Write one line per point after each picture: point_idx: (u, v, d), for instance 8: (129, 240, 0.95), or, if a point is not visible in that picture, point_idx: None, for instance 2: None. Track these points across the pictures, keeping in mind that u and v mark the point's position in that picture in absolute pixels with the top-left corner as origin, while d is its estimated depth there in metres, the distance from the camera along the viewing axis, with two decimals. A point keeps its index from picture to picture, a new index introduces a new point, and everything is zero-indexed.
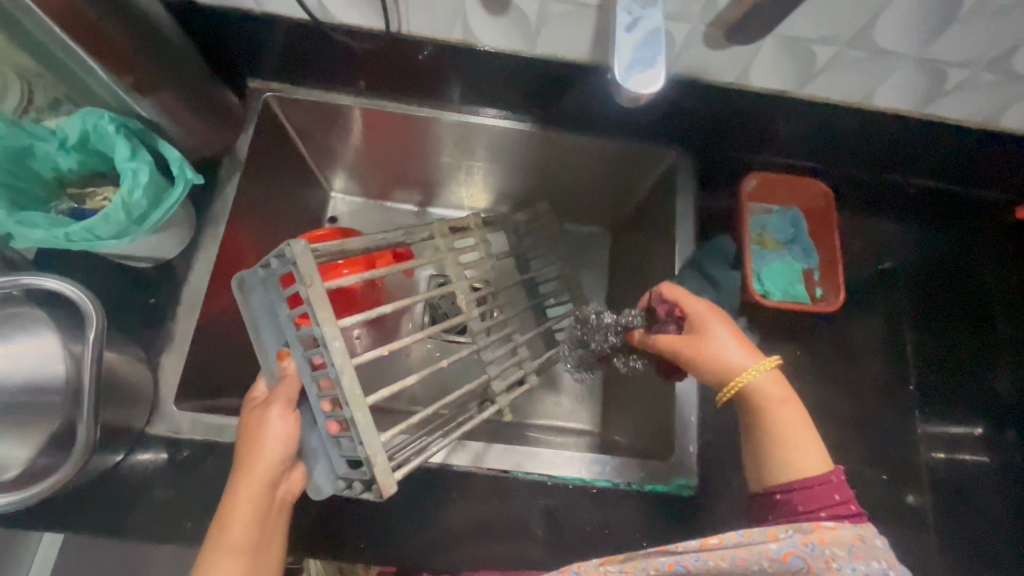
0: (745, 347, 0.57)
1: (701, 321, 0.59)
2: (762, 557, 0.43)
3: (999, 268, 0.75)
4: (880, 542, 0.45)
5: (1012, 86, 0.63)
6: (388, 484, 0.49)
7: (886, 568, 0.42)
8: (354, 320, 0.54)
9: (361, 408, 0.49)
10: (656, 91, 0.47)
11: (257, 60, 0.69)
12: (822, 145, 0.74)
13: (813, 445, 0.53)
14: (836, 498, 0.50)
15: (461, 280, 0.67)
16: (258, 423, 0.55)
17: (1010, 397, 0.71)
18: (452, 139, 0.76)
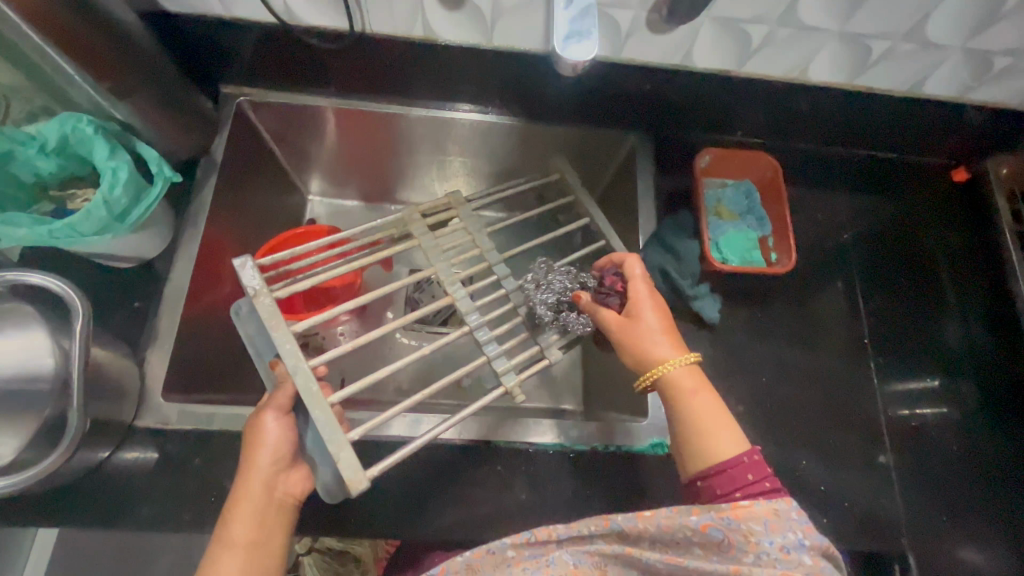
0: (668, 338, 0.63)
1: (634, 306, 0.65)
2: (683, 526, 0.48)
3: (942, 230, 0.88)
4: (795, 515, 0.48)
5: (927, 56, 0.71)
6: (355, 482, 0.51)
7: (800, 538, 0.47)
8: (307, 324, 0.59)
9: (320, 405, 0.54)
10: (592, 60, 0.49)
11: (231, 65, 0.77)
12: (771, 125, 0.85)
13: (727, 433, 0.58)
14: (750, 478, 0.54)
15: (440, 261, 0.69)
16: (256, 428, 0.57)
17: (959, 346, 0.81)
18: (423, 135, 0.87)
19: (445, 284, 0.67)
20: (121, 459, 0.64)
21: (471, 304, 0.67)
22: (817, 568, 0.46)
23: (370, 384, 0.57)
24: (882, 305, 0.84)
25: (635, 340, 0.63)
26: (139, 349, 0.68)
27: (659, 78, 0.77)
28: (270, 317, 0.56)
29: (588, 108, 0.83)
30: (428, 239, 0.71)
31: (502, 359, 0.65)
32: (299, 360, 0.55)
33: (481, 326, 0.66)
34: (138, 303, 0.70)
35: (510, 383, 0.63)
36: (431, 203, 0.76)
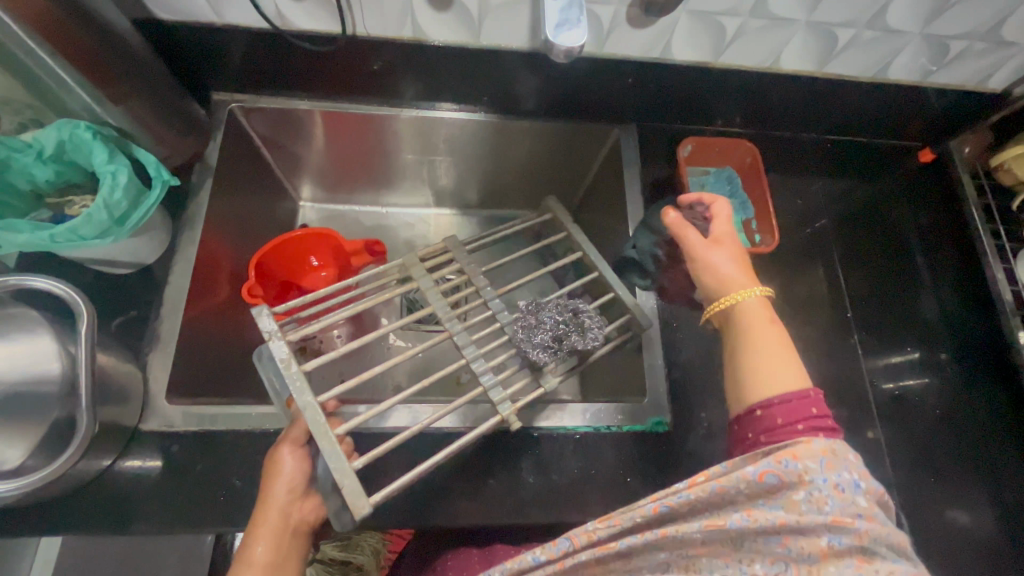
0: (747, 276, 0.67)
1: (720, 239, 0.70)
2: (740, 480, 0.46)
3: (914, 207, 0.91)
4: (853, 457, 0.49)
5: (888, 43, 0.76)
6: (358, 507, 0.53)
7: (855, 479, 0.46)
8: (317, 362, 0.62)
9: (326, 436, 0.56)
10: (582, 47, 0.53)
11: (222, 71, 0.78)
12: (746, 114, 0.89)
13: (792, 369, 0.59)
14: (813, 412, 0.56)
15: (436, 300, 0.69)
16: (274, 461, 0.58)
17: (935, 318, 0.84)
18: (410, 133, 0.89)
19: (440, 320, 0.67)
20: (126, 464, 0.63)
21: (467, 338, 0.67)
22: (870, 511, 0.45)
23: (374, 417, 0.59)
24: (861, 284, 0.88)
25: (715, 267, 0.67)
26: (139, 353, 0.68)
27: (641, 72, 0.81)
28: (284, 360, 0.59)
29: (573, 103, 0.86)
30: (426, 281, 0.71)
31: (497, 389, 0.64)
32: (308, 397, 0.58)
33: (477, 357, 0.65)
34: (137, 310, 0.70)
35: (505, 412, 0.62)
36: (429, 248, 0.77)
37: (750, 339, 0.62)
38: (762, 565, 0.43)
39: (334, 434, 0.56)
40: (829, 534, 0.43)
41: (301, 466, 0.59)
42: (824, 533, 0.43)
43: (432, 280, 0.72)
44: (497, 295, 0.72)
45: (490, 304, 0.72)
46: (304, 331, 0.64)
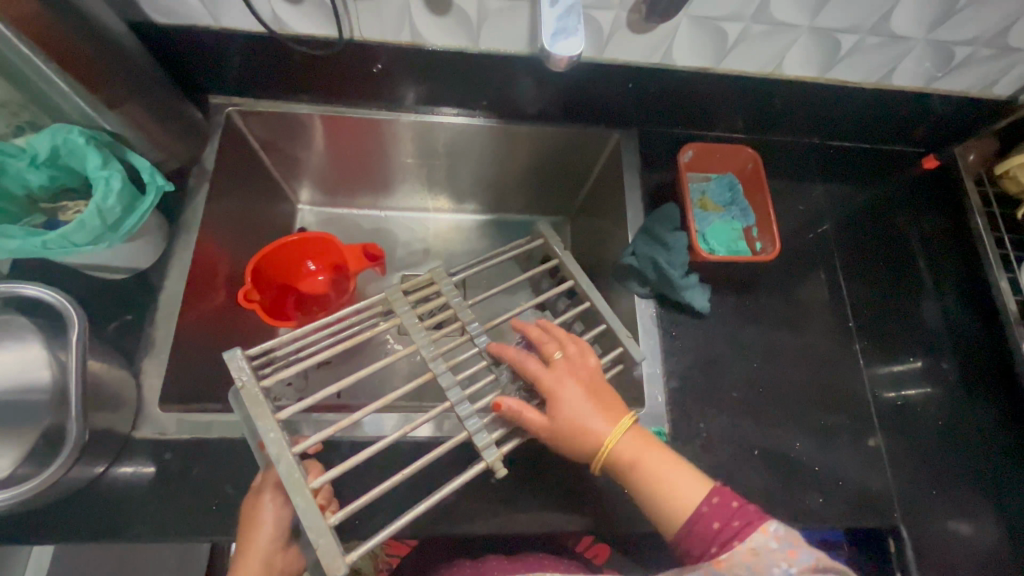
0: (605, 414, 0.60)
1: (556, 395, 0.60)
2: None
3: (912, 211, 0.91)
4: (776, 543, 0.50)
5: (893, 48, 0.75)
6: (333, 568, 0.49)
7: (787, 568, 0.49)
8: (293, 410, 0.56)
9: (300, 491, 0.51)
10: (580, 54, 0.52)
11: (220, 74, 0.78)
12: (748, 120, 0.89)
13: (681, 480, 0.57)
14: (717, 524, 0.53)
15: (421, 336, 0.64)
16: (256, 512, 0.57)
17: (936, 325, 0.83)
18: (411, 137, 0.89)
19: (426, 360, 0.62)
20: (118, 472, 0.63)
21: (452, 379, 0.61)
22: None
23: (351, 466, 0.54)
24: (864, 291, 0.87)
25: (575, 428, 0.59)
26: (134, 360, 0.67)
27: (642, 76, 0.80)
28: (258, 410, 0.54)
29: (573, 108, 0.85)
30: (409, 315, 0.66)
31: (484, 434, 0.59)
32: (283, 447, 0.53)
33: (462, 400, 0.60)
34: (132, 315, 0.69)
35: (491, 459, 0.57)
36: (412, 280, 0.72)
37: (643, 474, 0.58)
38: None
39: (308, 488, 0.52)
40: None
41: (281, 519, 0.57)
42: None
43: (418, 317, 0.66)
44: (484, 330, 0.67)
45: (478, 342, 0.66)
46: (280, 376, 0.57)
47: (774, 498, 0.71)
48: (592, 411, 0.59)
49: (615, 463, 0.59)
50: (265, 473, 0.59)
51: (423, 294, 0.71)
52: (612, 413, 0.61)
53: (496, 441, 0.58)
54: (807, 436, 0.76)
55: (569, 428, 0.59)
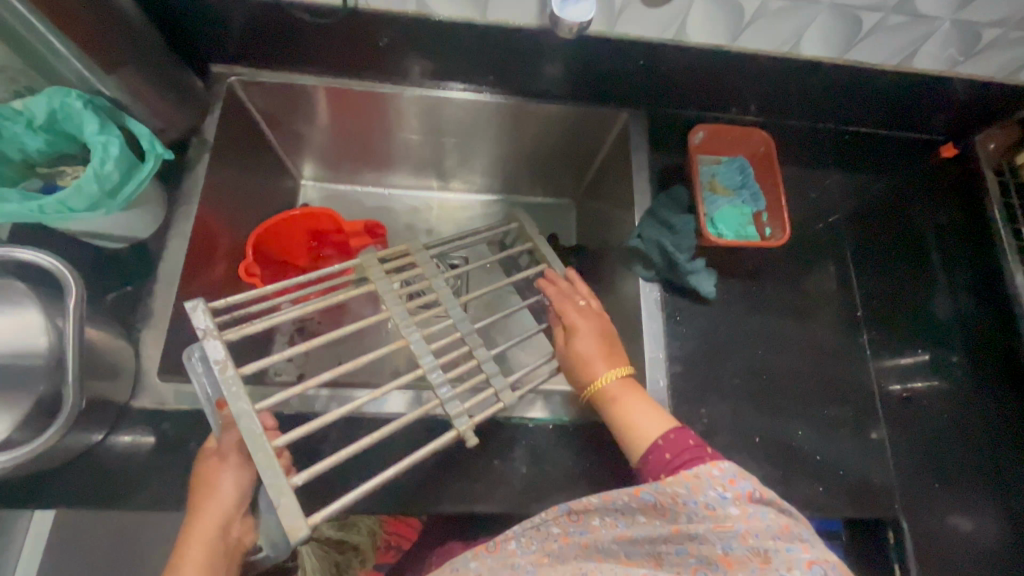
0: (607, 356, 0.66)
1: (572, 323, 0.68)
2: (623, 493, 0.54)
3: (930, 203, 0.89)
4: (717, 472, 0.52)
5: (916, 28, 0.72)
6: (294, 529, 0.48)
7: (722, 492, 0.51)
8: (256, 365, 0.56)
9: (262, 445, 0.51)
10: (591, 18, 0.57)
11: (222, 42, 0.76)
12: (761, 102, 0.86)
13: (655, 419, 0.61)
14: (666, 456, 0.57)
15: (394, 305, 0.66)
16: (215, 476, 0.58)
17: (950, 319, 0.82)
18: (415, 112, 0.87)
19: (399, 327, 0.64)
20: (118, 440, 0.63)
21: (426, 347, 0.63)
22: (745, 517, 0.49)
23: (317, 428, 0.55)
24: (875, 282, 0.86)
25: (579, 359, 0.66)
26: (133, 330, 0.67)
27: (654, 54, 0.77)
28: (220, 361, 0.54)
29: (583, 85, 0.83)
30: (382, 283, 0.68)
31: (455, 403, 0.60)
32: (245, 404, 0.53)
33: (434, 368, 0.61)
34: (132, 286, 0.69)
35: (462, 427, 0.58)
36: (387, 250, 0.73)
37: (620, 412, 0.62)
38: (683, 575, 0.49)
39: (271, 445, 0.52)
40: (714, 534, 0.48)
41: (243, 486, 0.58)
42: (712, 535, 0.48)
43: (392, 285, 0.68)
44: (458, 303, 0.69)
45: (452, 313, 0.68)
46: (243, 333, 0.58)
47: (775, 488, 0.71)
48: (600, 352, 0.66)
49: (596, 401, 0.65)
50: (224, 437, 0.59)
51: (398, 265, 0.73)
52: (614, 361, 0.66)
53: (467, 411, 0.60)
54: (808, 425, 0.75)
55: (575, 361, 0.66)
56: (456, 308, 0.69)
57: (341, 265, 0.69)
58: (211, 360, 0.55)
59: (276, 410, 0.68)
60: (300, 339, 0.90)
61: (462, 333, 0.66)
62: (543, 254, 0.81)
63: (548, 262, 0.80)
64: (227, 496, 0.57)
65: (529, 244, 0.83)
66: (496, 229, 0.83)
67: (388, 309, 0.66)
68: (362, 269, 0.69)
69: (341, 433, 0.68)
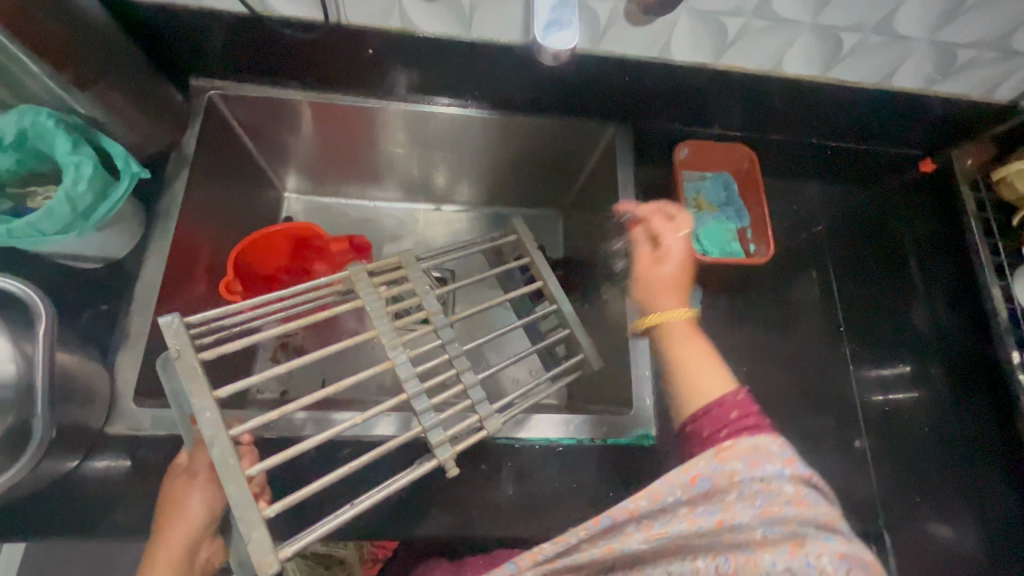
0: (675, 300, 0.77)
1: (666, 254, 0.78)
2: (676, 486, 0.56)
3: (908, 213, 0.91)
4: (776, 449, 0.57)
5: (895, 49, 0.73)
6: (265, 564, 0.48)
7: (779, 470, 0.54)
8: (232, 389, 0.54)
9: (235, 478, 0.50)
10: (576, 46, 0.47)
11: (203, 56, 0.75)
12: (746, 117, 0.86)
13: (713, 375, 0.71)
14: (733, 416, 0.64)
15: (383, 322, 0.65)
16: (183, 495, 0.57)
17: (926, 330, 0.85)
18: (401, 126, 0.86)
19: (385, 347, 0.63)
20: (92, 468, 0.61)
21: (411, 370, 0.62)
22: (799, 493, 0.53)
23: (294, 456, 0.54)
24: (854, 290, 0.87)
25: (654, 285, 0.78)
26: (107, 353, 0.65)
27: (641, 70, 0.78)
28: (195, 384, 0.53)
29: (570, 99, 0.82)
30: (371, 299, 0.66)
31: (439, 429, 0.60)
32: (220, 431, 0.52)
33: (420, 393, 0.61)
34: (107, 307, 0.67)
35: (443, 458, 0.58)
36: (379, 262, 0.72)
37: (680, 356, 0.73)
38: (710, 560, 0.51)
39: (246, 475, 0.51)
40: (756, 520, 0.51)
41: (212, 507, 0.57)
42: (753, 520, 0.52)
43: (380, 301, 0.67)
44: (449, 323, 0.69)
45: (441, 333, 0.67)
46: (222, 351, 0.56)
47: None
48: (668, 290, 0.78)
49: (662, 339, 0.75)
50: (193, 454, 0.58)
51: (387, 279, 0.71)
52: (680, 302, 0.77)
53: (450, 439, 0.60)
54: (793, 441, 0.75)
55: (652, 291, 0.78)
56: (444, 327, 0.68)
57: (328, 279, 0.68)
58: (185, 381, 0.53)
59: (257, 432, 0.67)
60: (283, 355, 0.89)
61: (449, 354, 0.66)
62: (538, 270, 0.80)
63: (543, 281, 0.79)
64: (195, 515, 0.57)
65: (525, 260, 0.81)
66: (491, 241, 0.83)
67: (374, 327, 0.65)
68: (352, 282, 0.68)
69: (324, 454, 0.67)
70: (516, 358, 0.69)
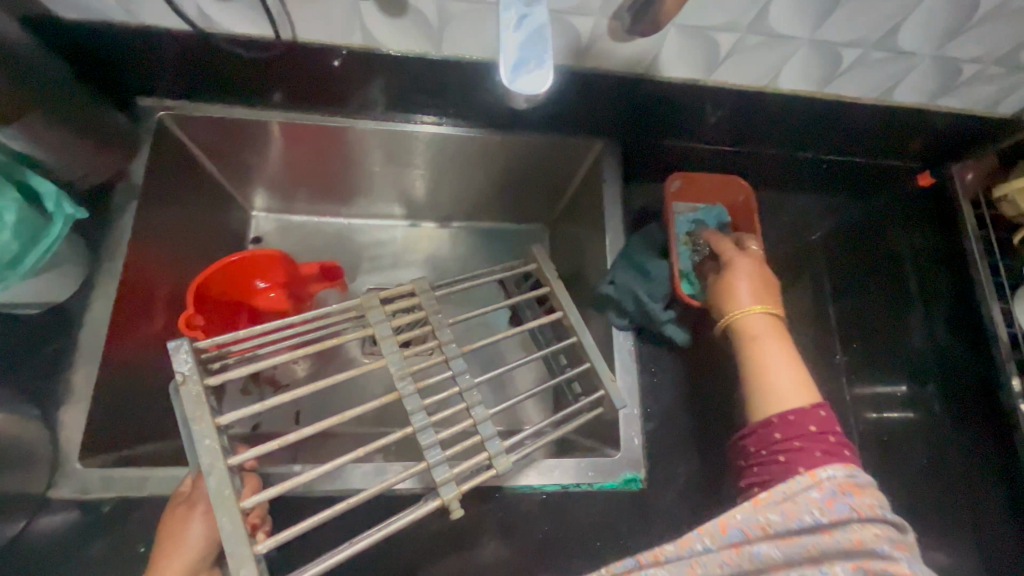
0: (755, 295, 0.67)
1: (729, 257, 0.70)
2: (704, 534, 0.51)
3: (908, 228, 0.87)
4: (815, 495, 0.50)
5: (897, 64, 0.69)
6: None
7: (817, 516, 0.49)
8: (234, 416, 0.52)
9: (228, 510, 0.48)
10: (546, 92, 0.41)
11: (151, 75, 0.69)
12: (740, 132, 0.82)
13: (784, 395, 0.60)
14: (776, 437, 0.58)
15: (391, 352, 0.61)
16: (181, 524, 0.53)
17: (924, 351, 0.81)
18: (375, 146, 0.80)
19: (393, 377, 0.59)
20: (32, 537, 0.56)
21: (418, 403, 0.58)
22: (834, 538, 0.48)
23: (289, 489, 0.51)
24: (848, 305, 0.86)
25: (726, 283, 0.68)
26: (50, 406, 0.60)
27: (627, 87, 0.73)
28: (197, 409, 0.51)
29: (553, 115, 0.77)
30: (382, 326, 0.62)
31: (444, 466, 0.56)
32: (216, 460, 0.49)
33: (426, 427, 0.57)
34: (48, 355, 0.61)
35: (448, 498, 0.54)
36: (392, 288, 0.67)
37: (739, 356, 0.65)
38: None
39: (238, 507, 0.48)
40: (779, 552, 0.48)
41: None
42: (776, 552, 0.48)
43: (389, 330, 0.62)
44: (461, 353, 0.64)
45: (453, 365, 0.63)
46: (227, 377, 0.54)
47: None
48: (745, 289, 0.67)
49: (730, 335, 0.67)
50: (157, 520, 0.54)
51: (400, 307, 0.67)
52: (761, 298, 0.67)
53: (456, 477, 0.56)
54: None
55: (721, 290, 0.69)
56: (457, 358, 0.63)
57: (342, 304, 0.64)
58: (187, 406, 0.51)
59: None
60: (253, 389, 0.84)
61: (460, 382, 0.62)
62: (557, 299, 0.73)
63: (564, 309, 0.72)
64: (192, 549, 0.52)
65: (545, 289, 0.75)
66: (511, 269, 0.78)
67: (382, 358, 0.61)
68: (361, 309, 0.64)
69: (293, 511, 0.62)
70: (530, 393, 0.66)
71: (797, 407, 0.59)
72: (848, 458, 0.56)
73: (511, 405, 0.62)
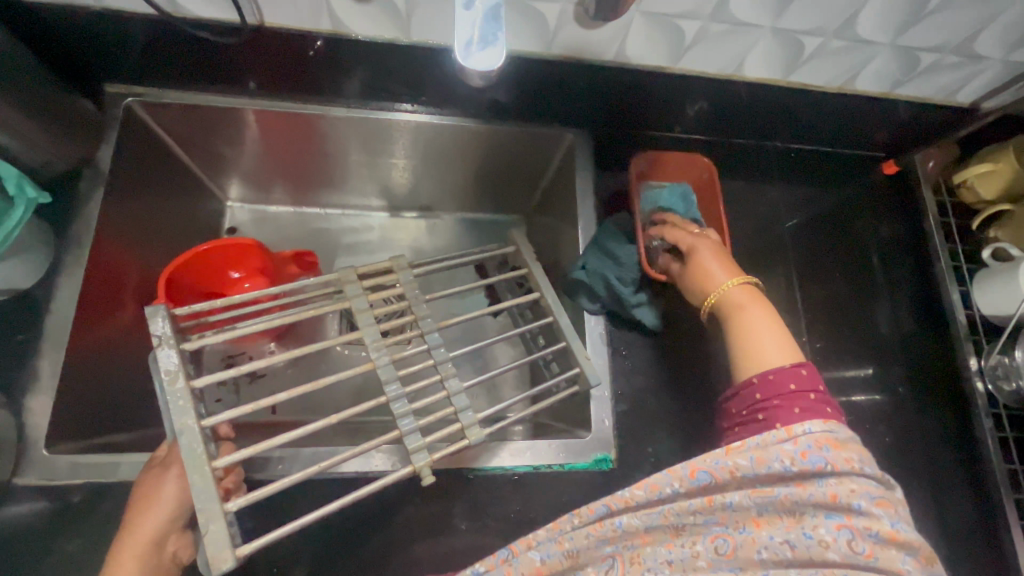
0: (725, 266, 0.66)
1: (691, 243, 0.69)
2: (673, 477, 0.50)
3: (878, 219, 0.88)
4: (789, 444, 0.49)
5: (857, 52, 0.71)
6: (220, 560, 0.45)
7: (788, 465, 0.48)
8: (209, 380, 0.52)
9: (199, 469, 0.48)
10: (499, 68, 0.44)
11: (117, 60, 0.69)
12: (710, 121, 0.84)
13: (774, 349, 0.59)
14: (757, 397, 0.56)
15: (367, 325, 0.61)
16: (156, 484, 0.53)
17: (887, 331, 0.84)
18: (350, 134, 0.80)
19: (368, 349, 0.59)
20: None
21: (393, 373, 0.58)
22: (811, 490, 0.47)
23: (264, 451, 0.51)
24: (816, 292, 0.87)
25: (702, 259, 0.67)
26: (15, 392, 0.59)
27: (597, 73, 0.74)
28: (172, 372, 0.51)
29: (526, 104, 0.78)
30: (359, 300, 0.62)
31: (417, 434, 0.56)
32: (190, 419, 0.50)
33: (400, 397, 0.57)
34: (13, 342, 0.61)
35: (419, 464, 0.54)
36: (371, 265, 0.68)
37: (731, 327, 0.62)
38: (704, 543, 0.48)
39: (210, 466, 0.48)
40: (749, 500, 0.48)
41: None
42: (748, 502, 0.48)
43: (367, 304, 0.63)
44: (437, 328, 0.64)
45: (428, 339, 0.63)
46: (203, 343, 0.55)
47: None
48: (718, 263, 0.66)
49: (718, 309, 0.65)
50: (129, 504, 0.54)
51: (379, 282, 0.67)
52: (735, 271, 0.66)
53: (428, 445, 0.56)
54: None
55: (696, 268, 0.67)
56: (435, 334, 0.64)
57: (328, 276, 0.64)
58: (161, 369, 0.51)
59: None
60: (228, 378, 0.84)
61: (435, 353, 0.62)
62: (536, 282, 0.74)
63: (540, 291, 0.73)
64: (167, 506, 0.52)
65: (523, 271, 0.75)
66: (491, 251, 0.78)
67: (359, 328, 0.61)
68: (339, 284, 0.64)
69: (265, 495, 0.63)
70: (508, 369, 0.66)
71: (777, 366, 0.57)
72: (830, 413, 0.54)
73: (486, 379, 0.62)
